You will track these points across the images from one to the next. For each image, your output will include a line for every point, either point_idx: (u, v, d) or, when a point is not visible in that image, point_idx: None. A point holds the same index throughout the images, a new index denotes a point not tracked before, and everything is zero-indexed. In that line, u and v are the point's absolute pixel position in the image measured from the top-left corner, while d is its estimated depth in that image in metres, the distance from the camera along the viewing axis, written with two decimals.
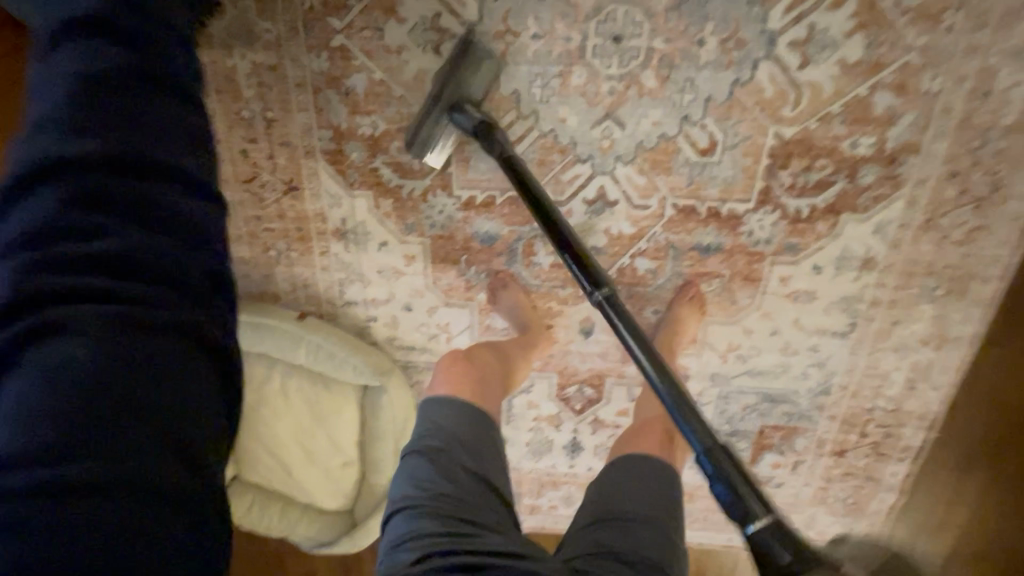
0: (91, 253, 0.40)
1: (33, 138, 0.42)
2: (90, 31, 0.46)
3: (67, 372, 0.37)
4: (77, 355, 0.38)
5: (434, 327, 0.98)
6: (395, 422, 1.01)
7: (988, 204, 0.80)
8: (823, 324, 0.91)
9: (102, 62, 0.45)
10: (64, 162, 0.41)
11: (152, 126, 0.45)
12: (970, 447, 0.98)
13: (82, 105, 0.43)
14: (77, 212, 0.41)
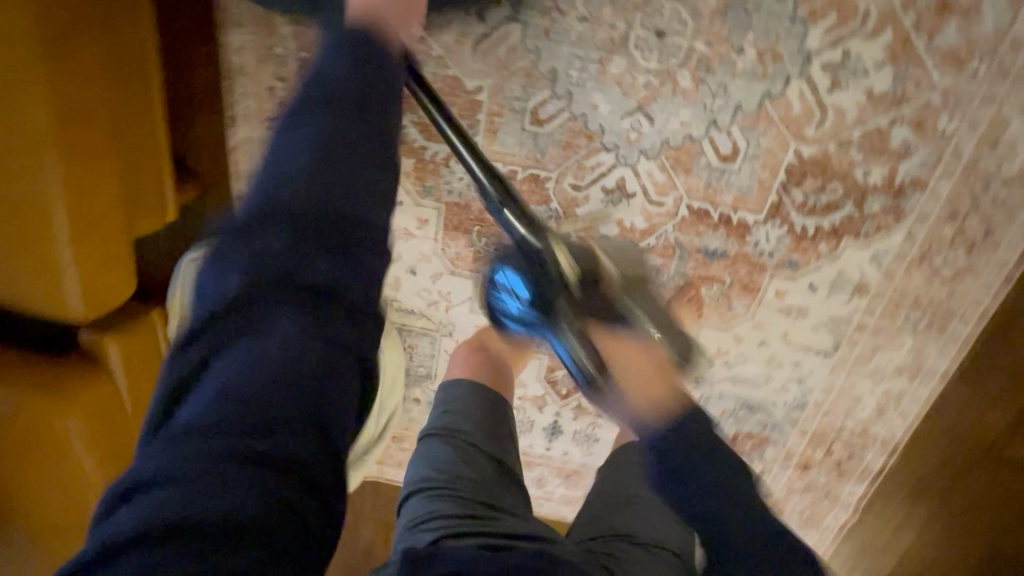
0: (287, 293, 0.41)
1: (265, 173, 0.46)
2: (340, 82, 0.49)
3: (258, 395, 0.39)
4: (268, 381, 0.39)
5: (434, 294, 0.99)
6: (382, 382, 1.01)
7: (979, 249, 0.85)
8: (809, 342, 0.95)
9: (337, 118, 0.48)
10: (285, 203, 0.43)
11: (361, 186, 0.46)
12: (927, 477, 1.04)
13: (312, 156, 0.46)
14: (285, 249, 0.42)
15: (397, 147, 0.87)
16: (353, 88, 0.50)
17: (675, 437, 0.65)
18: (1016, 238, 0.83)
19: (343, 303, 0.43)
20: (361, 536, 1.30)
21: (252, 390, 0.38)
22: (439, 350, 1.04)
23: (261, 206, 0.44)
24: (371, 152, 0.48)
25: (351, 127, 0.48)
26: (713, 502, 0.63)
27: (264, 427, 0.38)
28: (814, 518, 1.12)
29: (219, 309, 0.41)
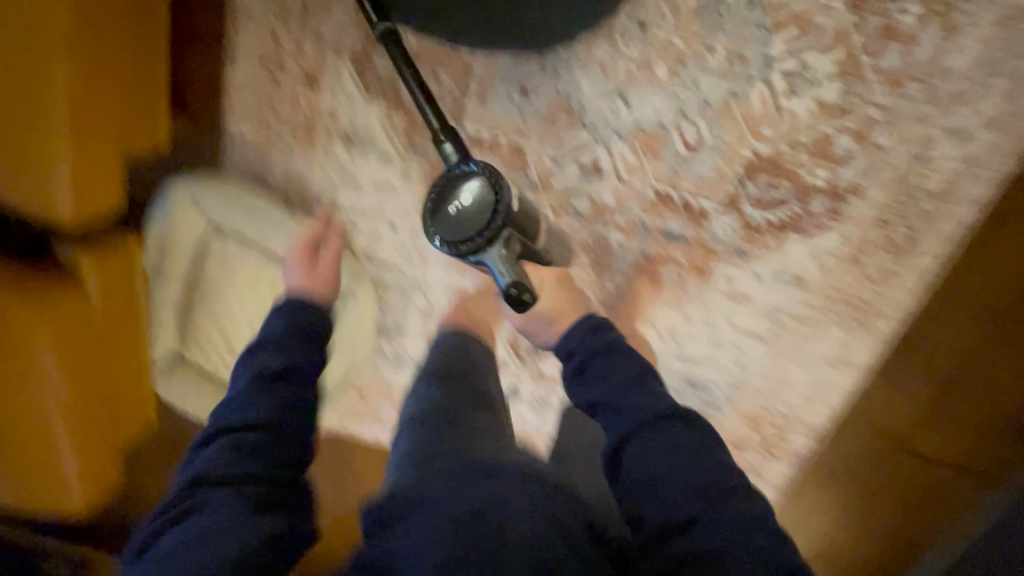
0: (266, 428, 0.73)
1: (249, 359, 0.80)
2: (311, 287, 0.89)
3: (247, 482, 0.69)
4: (253, 473, 0.70)
5: (411, 250, 1.03)
6: (352, 329, 1.05)
7: (904, 254, 0.95)
8: (751, 327, 1.04)
9: (268, 406, 0.75)
10: (236, 459, 0.70)
11: (286, 438, 0.75)
12: (843, 464, 1.15)
13: (246, 447, 0.71)
14: (264, 405, 0.75)
15: (390, 103, 0.93)
16: (290, 343, 0.81)
17: (610, 380, 0.80)
18: (935, 247, 0.94)
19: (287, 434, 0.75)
20: (313, 486, 1.32)
21: (217, 522, 0.65)
22: (410, 306, 1.09)
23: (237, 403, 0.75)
24: (292, 426, 0.76)
25: (286, 392, 0.77)
26: (659, 457, 0.72)
27: (244, 485, 0.69)
28: None
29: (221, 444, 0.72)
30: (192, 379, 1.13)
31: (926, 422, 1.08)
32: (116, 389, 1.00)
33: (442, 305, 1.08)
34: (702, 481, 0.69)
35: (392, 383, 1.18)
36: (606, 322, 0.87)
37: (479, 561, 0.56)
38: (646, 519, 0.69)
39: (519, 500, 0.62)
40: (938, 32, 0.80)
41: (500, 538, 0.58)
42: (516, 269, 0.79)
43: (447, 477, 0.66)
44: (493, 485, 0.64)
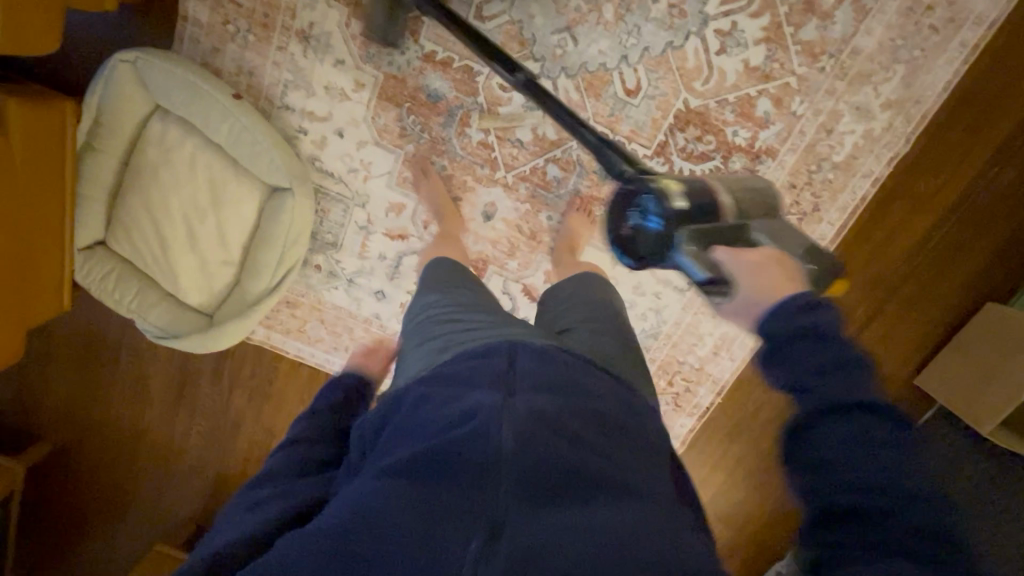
0: (311, 445, 0.74)
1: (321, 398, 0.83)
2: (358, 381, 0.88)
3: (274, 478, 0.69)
4: (283, 474, 0.69)
5: (356, 162, 1.06)
6: (288, 230, 1.04)
7: (807, 220, 1.05)
8: (670, 276, 1.11)
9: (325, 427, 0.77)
10: (281, 464, 0.71)
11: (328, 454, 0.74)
12: (739, 419, 1.25)
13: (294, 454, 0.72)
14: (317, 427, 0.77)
15: (351, 9, 0.95)
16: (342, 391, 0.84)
17: (809, 357, 0.51)
18: (834, 217, 1.04)
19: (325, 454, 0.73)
20: (236, 398, 1.34)
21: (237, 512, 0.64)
22: (349, 220, 1.11)
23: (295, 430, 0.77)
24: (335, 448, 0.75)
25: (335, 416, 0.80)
26: (866, 444, 0.46)
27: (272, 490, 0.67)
28: None
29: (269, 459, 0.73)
30: (118, 270, 1.11)
31: None
32: (30, 258, 0.97)
33: (381, 222, 1.11)
34: (891, 485, 0.44)
35: (324, 299, 1.19)
36: (818, 299, 0.55)
37: (477, 472, 0.52)
38: (816, 528, 0.47)
39: (509, 407, 0.57)
40: (850, 12, 0.90)
41: (488, 441, 0.53)
42: (710, 258, 0.68)
43: (437, 396, 0.62)
44: (475, 400, 0.59)
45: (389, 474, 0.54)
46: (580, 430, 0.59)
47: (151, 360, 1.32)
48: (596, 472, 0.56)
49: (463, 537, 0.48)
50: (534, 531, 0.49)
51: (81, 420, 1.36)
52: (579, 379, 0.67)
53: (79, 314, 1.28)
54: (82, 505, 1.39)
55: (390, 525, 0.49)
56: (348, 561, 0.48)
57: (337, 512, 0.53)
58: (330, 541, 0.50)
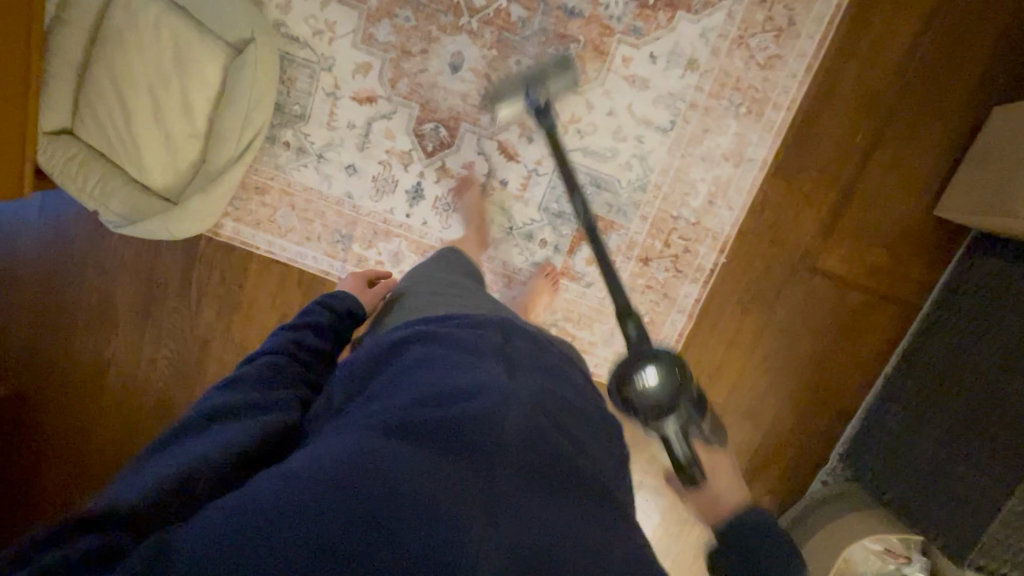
0: (281, 363, 0.71)
1: (293, 326, 0.79)
2: (342, 319, 0.86)
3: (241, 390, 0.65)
4: (252, 393, 0.65)
5: (321, 23, 1.06)
6: (251, 84, 1.02)
7: (785, 36, 1.01)
8: (650, 116, 1.06)
9: (300, 349, 0.75)
10: (245, 375, 0.68)
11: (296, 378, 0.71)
12: (750, 281, 1.12)
13: (265, 371, 0.69)
14: (295, 350, 0.75)
15: None
16: (321, 330, 0.81)
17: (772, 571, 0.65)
18: (812, 31, 1.01)
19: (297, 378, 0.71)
20: (200, 314, 1.23)
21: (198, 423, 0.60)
22: (317, 87, 1.09)
23: (272, 346, 0.74)
24: (306, 374, 0.74)
25: (308, 345, 0.77)
26: None
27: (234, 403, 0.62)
28: (653, 326, 1.13)
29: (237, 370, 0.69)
30: (80, 155, 1.07)
31: (831, 233, 1.10)
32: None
33: (348, 85, 1.08)
34: None
35: (293, 180, 1.14)
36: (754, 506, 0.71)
37: (484, 456, 0.50)
38: None
39: (512, 390, 0.57)
40: None
41: (495, 419, 0.53)
42: (692, 449, 0.75)
43: (441, 361, 0.61)
44: (482, 374, 0.59)
45: (387, 430, 0.52)
46: (560, 416, 0.59)
47: (114, 277, 1.23)
48: (576, 466, 0.55)
49: (468, 512, 0.46)
50: (526, 519, 0.48)
51: (40, 352, 1.26)
52: (552, 355, 0.69)
53: (41, 226, 1.22)
54: (41, 448, 1.27)
55: (394, 479, 0.46)
56: (349, 506, 0.44)
57: (331, 453, 0.49)
58: (328, 480, 0.45)
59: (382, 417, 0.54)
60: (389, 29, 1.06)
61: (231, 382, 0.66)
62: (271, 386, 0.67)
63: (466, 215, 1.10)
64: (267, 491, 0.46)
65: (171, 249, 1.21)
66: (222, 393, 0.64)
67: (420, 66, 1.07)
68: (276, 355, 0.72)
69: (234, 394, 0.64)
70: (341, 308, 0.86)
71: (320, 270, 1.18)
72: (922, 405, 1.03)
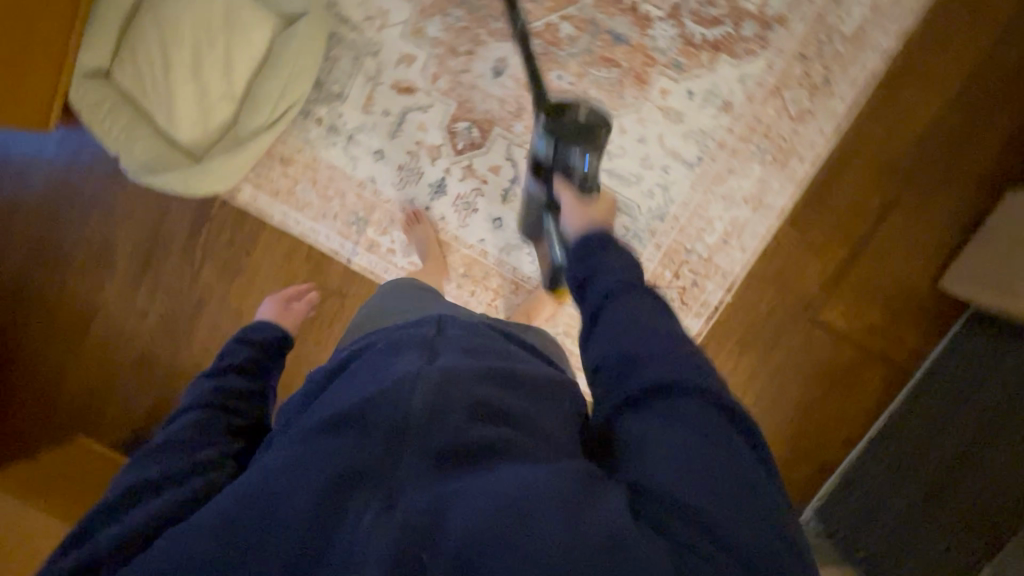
0: (208, 410, 0.67)
1: (217, 373, 0.75)
2: (261, 363, 0.83)
3: (171, 447, 0.61)
4: (182, 446, 0.61)
5: (374, 10, 1.08)
6: (295, 57, 1.04)
7: (819, 94, 1.05)
8: (678, 149, 1.08)
9: (229, 394, 0.71)
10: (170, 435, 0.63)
11: (229, 422, 0.67)
12: (752, 320, 1.13)
13: (194, 423, 0.64)
14: (224, 395, 0.71)
15: None
16: (243, 372, 0.78)
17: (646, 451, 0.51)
18: (846, 92, 1.04)
19: (231, 424, 0.67)
20: (201, 274, 1.22)
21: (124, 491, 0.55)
22: (359, 71, 1.10)
23: (196, 395, 0.69)
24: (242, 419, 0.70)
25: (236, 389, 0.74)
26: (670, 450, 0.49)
27: (162, 461, 0.59)
28: None
29: (164, 429, 0.65)
30: (109, 99, 1.06)
31: (837, 286, 1.12)
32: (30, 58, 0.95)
33: (390, 72, 1.10)
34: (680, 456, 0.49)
35: (320, 156, 1.14)
36: (622, 281, 0.62)
37: (383, 442, 0.49)
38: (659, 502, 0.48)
39: (420, 370, 0.54)
40: None
41: (395, 406, 0.51)
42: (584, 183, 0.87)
43: (369, 362, 0.61)
44: (396, 365, 0.57)
45: (297, 440, 0.53)
46: (480, 382, 0.55)
47: (118, 224, 1.22)
48: (504, 434, 0.52)
49: (365, 501, 0.46)
50: (425, 498, 0.46)
51: (31, 289, 1.24)
52: (488, 336, 0.67)
53: (56, 163, 1.21)
54: (13, 389, 1.27)
55: (285, 493, 0.47)
56: (241, 530, 0.46)
57: (242, 480, 0.51)
58: (226, 510, 0.48)
59: (299, 431, 0.54)
60: (439, 26, 1.08)
61: (154, 446, 0.61)
62: (191, 443, 0.61)
63: (419, 245, 1.13)
64: (182, 529, 0.48)
65: (183, 205, 1.20)
66: (149, 456, 0.59)
67: (464, 65, 1.09)
68: (192, 410, 0.67)
69: (151, 460, 0.59)
70: (255, 351, 0.83)
71: (330, 249, 1.18)
72: (899, 461, 1.06)
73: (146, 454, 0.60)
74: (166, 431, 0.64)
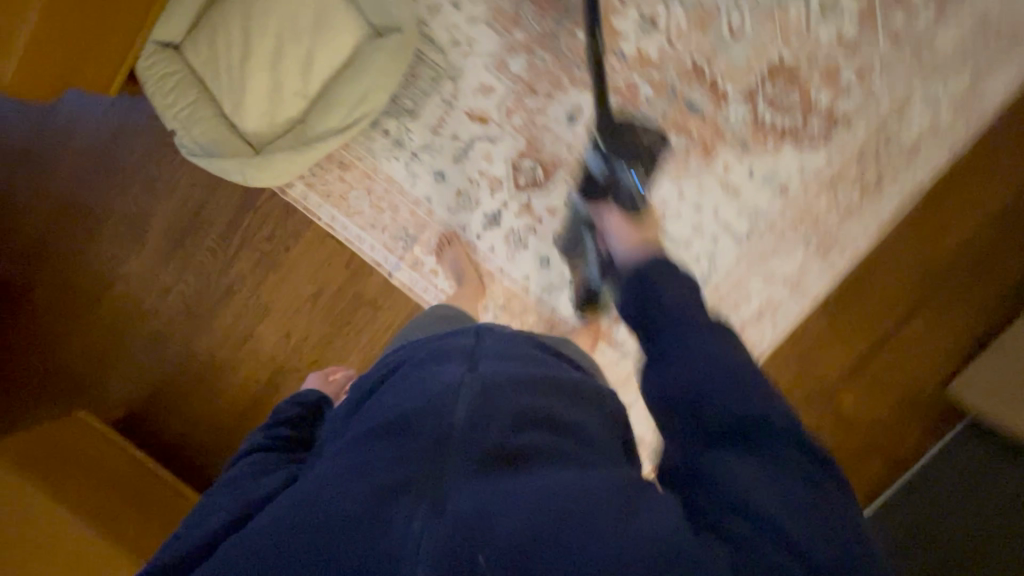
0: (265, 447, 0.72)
1: (275, 421, 0.80)
2: (317, 408, 0.87)
3: (235, 480, 0.65)
4: (242, 476, 0.65)
5: (461, 36, 1.09)
6: (377, 69, 1.03)
7: (869, 195, 1.10)
8: (731, 222, 1.12)
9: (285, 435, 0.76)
10: (235, 472, 0.68)
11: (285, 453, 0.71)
12: None
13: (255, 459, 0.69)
14: (280, 436, 0.75)
15: None
16: (297, 416, 0.82)
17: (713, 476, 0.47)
18: (893, 197, 1.10)
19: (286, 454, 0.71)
20: (234, 263, 1.19)
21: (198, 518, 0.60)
22: (435, 92, 1.11)
23: (257, 440, 0.75)
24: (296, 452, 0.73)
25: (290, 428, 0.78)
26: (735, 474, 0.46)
27: (229, 491, 0.63)
28: None
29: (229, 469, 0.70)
30: (179, 75, 1.04)
31: (853, 374, 1.17)
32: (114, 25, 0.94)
33: (466, 99, 1.11)
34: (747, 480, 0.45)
35: (380, 167, 1.14)
36: (664, 302, 0.62)
37: (428, 442, 0.50)
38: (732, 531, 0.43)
39: (459, 381, 0.56)
40: (932, 11, 1.05)
41: (439, 413, 0.52)
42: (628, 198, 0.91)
43: (413, 372, 0.63)
44: (438, 375, 0.59)
45: (349, 449, 0.54)
46: (516, 388, 0.57)
47: (156, 198, 1.18)
48: (546, 437, 0.52)
49: (416, 499, 0.46)
50: (470, 492, 0.45)
51: (53, 248, 1.21)
52: (525, 345, 0.69)
53: (103, 125, 1.17)
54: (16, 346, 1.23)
55: (338, 497, 0.48)
56: (298, 536, 0.46)
57: (296, 492, 0.52)
58: (286, 519, 0.49)
59: (348, 442, 0.56)
60: (524, 65, 1.09)
61: (224, 482, 0.66)
62: (253, 478, 0.64)
63: (455, 268, 1.13)
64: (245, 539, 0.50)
65: (228, 191, 1.18)
66: (219, 490, 0.64)
67: (540, 106, 1.10)
68: (253, 450, 0.72)
69: (219, 493, 0.64)
70: (308, 399, 0.88)
71: (372, 260, 1.17)
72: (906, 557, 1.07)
73: (217, 490, 0.65)
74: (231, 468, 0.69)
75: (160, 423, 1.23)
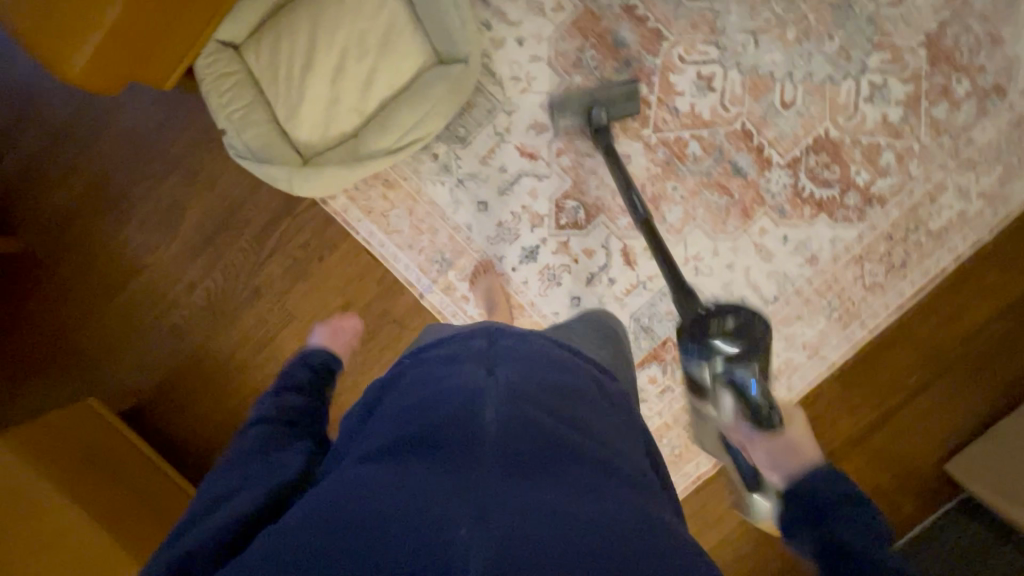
0: (269, 425, 0.66)
1: (275, 393, 0.75)
2: (318, 384, 0.82)
3: (241, 463, 0.60)
4: (251, 460, 0.60)
5: (522, 73, 1.12)
6: (437, 97, 1.03)
7: (894, 273, 1.14)
8: (760, 284, 1.15)
9: (288, 409, 0.71)
10: (238, 451, 0.62)
11: (292, 433, 0.66)
12: None
13: (260, 438, 0.63)
14: (284, 411, 0.70)
15: None
16: (299, 389, 0.77)
17: None
18: (917, 278, 1.15)
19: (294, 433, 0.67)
20: (264, 265, 1.18)
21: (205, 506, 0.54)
22: (489, 123, 1.13)
23: (258, 413, 0.69)
24: (302, 428, 0.69)
25: (292, 401, 0.73)
26: None
27: (237, 474, 0.58)
28: (679, 460, 1.15)
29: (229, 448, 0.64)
30: (237, 78, 1.03)
31: (859, 442, 1.21)
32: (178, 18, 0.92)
33: (519, 135, 1.13)
34: None
35: (424, 190, 1.15)
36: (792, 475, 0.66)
37: (462, 444, 0.48)
38: None
39: (486, 386, 0.54)
40: (973, 108, 1.10)
41: (470, 420, 0.50)
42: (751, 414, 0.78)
43: (430, 370, 0.59)
44: (460, 377, 0.56)
45: (373, 450, 0.50)
46: (545, 397, 0.54)
47: (193, 191, 1.17)
48: (579, 452, 0.51)
49: (455, 507, 0.42)
50: (513, 505, 0.43)
51: (80, 227, 1.19)
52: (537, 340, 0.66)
53: (151, 113, 1.17)
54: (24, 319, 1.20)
55: (370, 501, 0.44)
56: (329, 539, 0.42)
57: (319, 493, 0.48)
58: (309, 520, 0.44)
59: (372, 441, 0.52)
60: None
61: (231, 460, 0.61)
62: (265, 457, 0.60)
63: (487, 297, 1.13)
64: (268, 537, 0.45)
65: (268, 193, 1.17)
66: (226, 471, 0.59)
67: (590, 150, 1.13)
68: (256, 423, 0.67)
69: (228, 473, 0.58)
70: (307, 373, 0.83)
71: (405, 279, 1.17)
72: None
73: (222, 470, 0.60)
74: (232, 448, 0.63)
75: (168, 415, 1.21)
